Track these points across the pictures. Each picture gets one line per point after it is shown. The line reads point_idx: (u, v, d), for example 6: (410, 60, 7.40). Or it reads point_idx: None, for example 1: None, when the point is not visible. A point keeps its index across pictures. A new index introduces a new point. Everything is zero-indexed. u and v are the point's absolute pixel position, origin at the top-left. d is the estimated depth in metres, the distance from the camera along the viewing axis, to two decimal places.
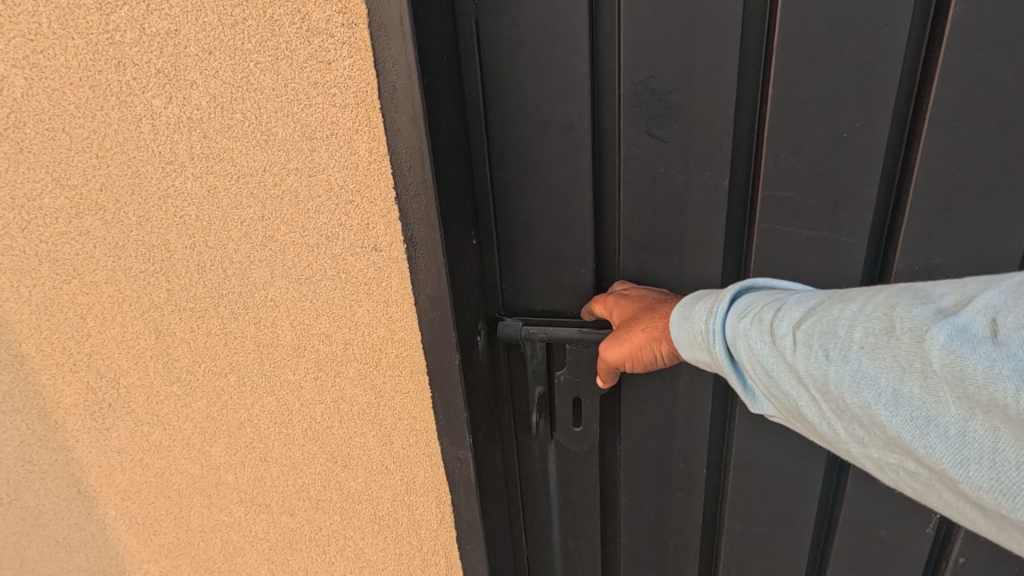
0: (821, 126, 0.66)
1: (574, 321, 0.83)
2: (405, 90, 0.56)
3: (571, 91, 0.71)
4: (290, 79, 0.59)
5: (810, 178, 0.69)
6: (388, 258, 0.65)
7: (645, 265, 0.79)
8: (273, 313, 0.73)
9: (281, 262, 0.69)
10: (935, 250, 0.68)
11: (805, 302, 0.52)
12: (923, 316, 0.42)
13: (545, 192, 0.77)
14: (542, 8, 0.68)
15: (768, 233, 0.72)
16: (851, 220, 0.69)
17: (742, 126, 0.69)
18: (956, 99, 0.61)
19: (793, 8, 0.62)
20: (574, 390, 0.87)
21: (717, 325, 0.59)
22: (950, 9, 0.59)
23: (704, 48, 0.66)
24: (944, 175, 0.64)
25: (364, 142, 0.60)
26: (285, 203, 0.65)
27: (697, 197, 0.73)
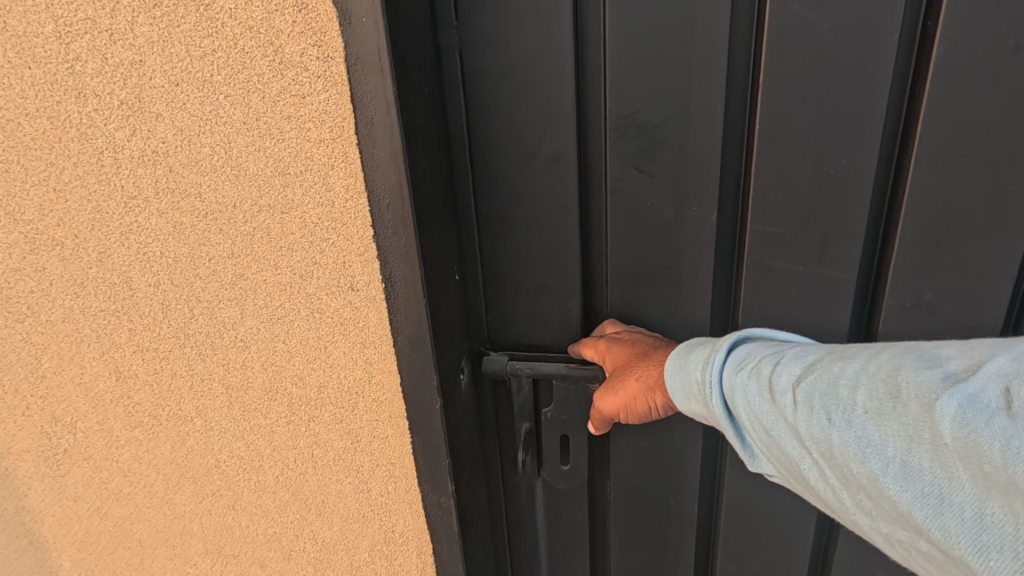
0: (814, 171, 0.65)
1: (560, 358, 0.84)
2: (383, 125, 0.54)
3: (558, 124, 0.70)
4: (262, 113, 0.57)
5: (799, 214, 0.67)
6: (366, 298, 0.64)
7: (631, 297, 0.78)
8: (243, 354, 0.71)
9: (252, 303, 0.68)
10: (924, 286, 0.67)
11: (804, 357, 0.52)
12: (930, 382, 0.40)
13: (533, 226, 0.76)
14: (530, 44, 0.67)
15: (757, 267, 0.71)
16: (840, 256, 0.68)
17: (729, 162, 0.68)
18: (944, 137, 0.60)
19: (778, 50, 0.61)
20: (561, 426, 0.89)
21: (714, 376, 0.59)
22: (934, 51, 0.57)
23: (697, 89, 0.64)
24: (933, 211, 0.63)
25: (341, 178, 0.58)
26: (256, 240, 0.64)
27: (685, 230, 0.72)
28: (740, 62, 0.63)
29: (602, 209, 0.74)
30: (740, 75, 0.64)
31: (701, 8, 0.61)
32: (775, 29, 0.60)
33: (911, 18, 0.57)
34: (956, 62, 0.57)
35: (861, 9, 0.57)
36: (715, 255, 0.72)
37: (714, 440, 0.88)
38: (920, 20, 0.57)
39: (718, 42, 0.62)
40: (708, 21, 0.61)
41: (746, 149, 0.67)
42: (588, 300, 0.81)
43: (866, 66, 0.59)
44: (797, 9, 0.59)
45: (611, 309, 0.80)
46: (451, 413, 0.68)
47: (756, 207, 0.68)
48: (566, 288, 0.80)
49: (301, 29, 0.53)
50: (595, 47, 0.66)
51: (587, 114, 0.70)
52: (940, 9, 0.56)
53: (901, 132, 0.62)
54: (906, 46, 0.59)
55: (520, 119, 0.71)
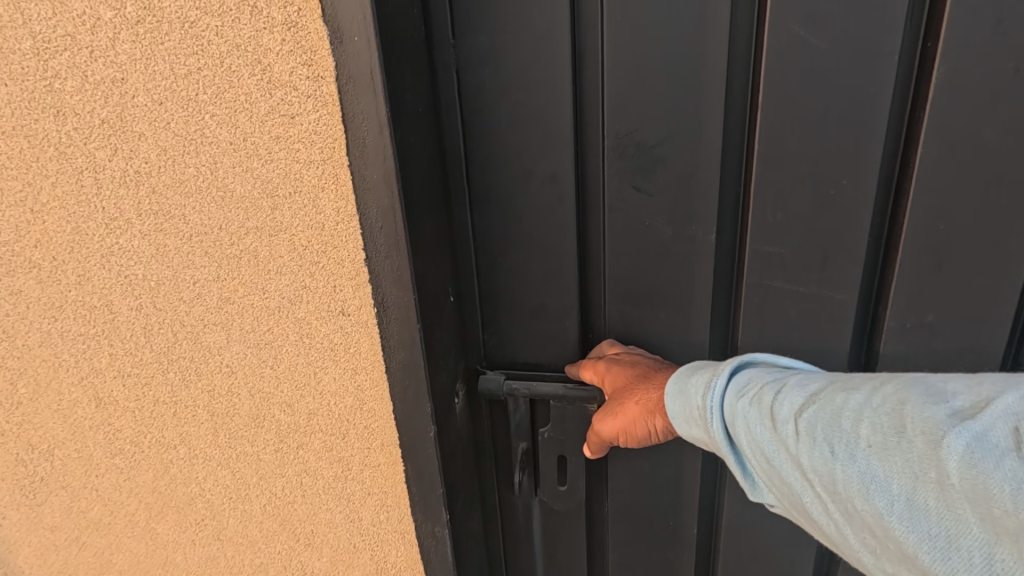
0: (812, 193, 0.64)
1: (558, 377, 0.82)
2: (375, 145, 0.53)
3: (555, 144, 0.69)
4: (249, 133, 0.56)
5: (799, 234, 0.66)
6: (358, 323, 0.62)
7: (630, 316, 0.76)
8: (229, 380, 0.70)
9: (238, 327, 0.66)
10: (925, 308, 0.66)
11: (806, 386, 0.53)
12: (937, 418, 0.42)
13: (529, 245, 0.75)
14: (526, 64, 0.66)
15: (756, 287, 0.70)
16: (840, 276, 0.67)
17: (728, 183, 0.67)
18: (944, 159, 0.60)
19: (776, 72, 0.60)
20: (558, 446, 0.87)
21: (714, 402, 0.59)
22: (933, 73, 0.57)
23: (695, 110, 0.64)
24: (934, 233, 0.63)
25: (332, 201, 0.57)
26: (243, 263, 0.62)
27: (683, 250, 0.71)
28: (738, 83, 0.63)
29: (600, 228, 0.73)
30: (738, 97, 0.63)
31: (698, 29, 0.61)
32: (773, 50, 0.59)
33: (910, 41, 0.57)
34: (956, 85, 0.57)
35: (859, 31, 0.57)
36: (715, 275, 0.71)
37: (713, 465, 0.86)
38: (918, 42, 0.57)
39: (715, 63, 0.61)
40: (706, 43, 0.61)
41: (744, 170, 0.66)
42: (585, 322, 0.80)
43: (865, 88, 0.59)
44: (795, 30, 0.58)
45: (609, 330, 0.78)
46: (445, 439, 0.67)
47: (756, 228, 0.67)
48: (562, 308, 0.78)
49: (290, 47, 0.52)
50: (592, 67, 0.66)
51: (584, 134, 0.69)
52: (939, 32, 0.56)
53: (902, 154, 0.62)
54: (905, 68, 0.58)
55: (515, 139, 0.70)
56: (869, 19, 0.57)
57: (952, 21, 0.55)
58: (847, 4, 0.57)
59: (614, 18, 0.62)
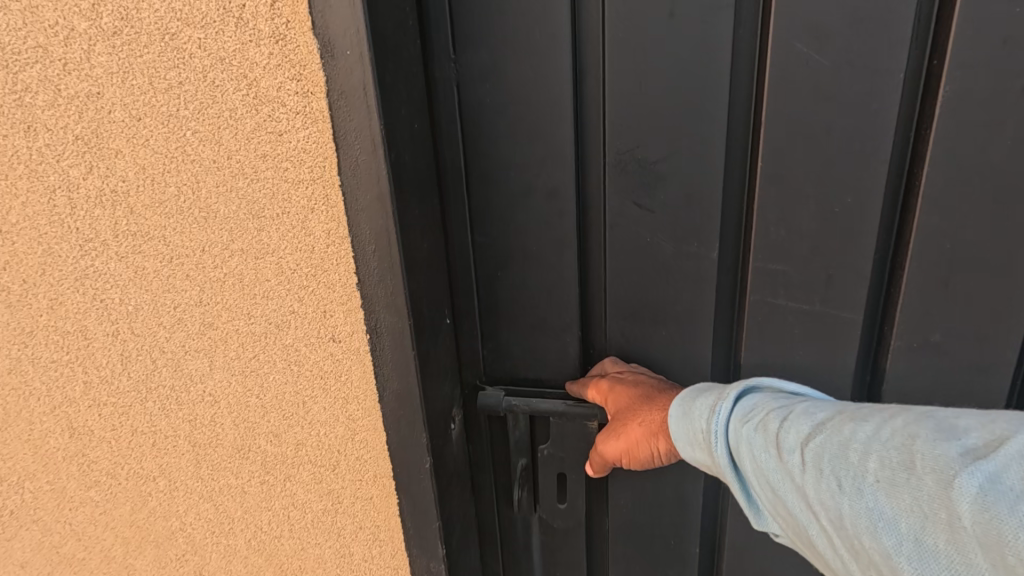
0: (815, 211, 0.63)
1: (557, 394, 0.81)
2: (367, 166, 0.52)
3: (554, 160, 0.68)
4: (234, 151, 0.55)
5: (803, 252, 0.65)
6: (350, 350, 0.61)
7: (631, 333, 0.75)
8: (212, 410, 0.68)
9: (222, 354, 0.65)
10: (932, 328, 0.64)
11: (813, 414, 0.52)
12: (948, 456, 0.41)
13: (527, 261, 0.74)
14: (525, 78, 0.66)
15: (760, 305, 0.68)
16: (845, 294, 0.65)
17: (731, 200, 0.66)
18: (950, 176, 0.58)
19: (779, 89, 0.59)
20: (558, 464, 0.86)
21: (719, 427, 0.58)
22: (939, 90, 0.56)
23: (697, 127, 0.63)
24: (941, 251, 0.61)
25: (322, 223, 0.56)
26: (228, 287, 0.61)
27: (685, 267, 0.69)
28: (740, 101, 0.62)
29: (600, 246, 0.72)
30: (740, 114, 0.62)
31: (699, 47, 0.60)
32: (776, 67, 0.59)
33: (915, 59, 0.56)
34: (962, 104, 0.56)
35: (863, 49, 0.56)
36: (717, 295, 0.70)
37: (715, 488, 0.84)
38: (923, 60, 0.56)
39: (717, 81, 0.61)
40: (707, 61, 0.60)
41: (747, 189, 0.65)
42: (584, 341, 0.78)
43: (869, 106, 0.58)
44: (798, 47, 0.57)
45: (610, 349, 0.77)
46: (440, 469, 0.65)
47: (760, 247, 0.66)
48: (562, 325, 0.77)
49: (277, 61, 0.51)
50: (592, 84, 0.65)
51: (584, 151, 0.68)
52: (945, 51, 0.55)
53: (907, 174, 0.60)
54: (910, 86, 0.57)
55: (512, 156, 0.69)
56: (873, 36, 0.56)
57: (957, 40, 0.54)
58: (850, 22, 0.56)
59: (614, 35, 0.61)
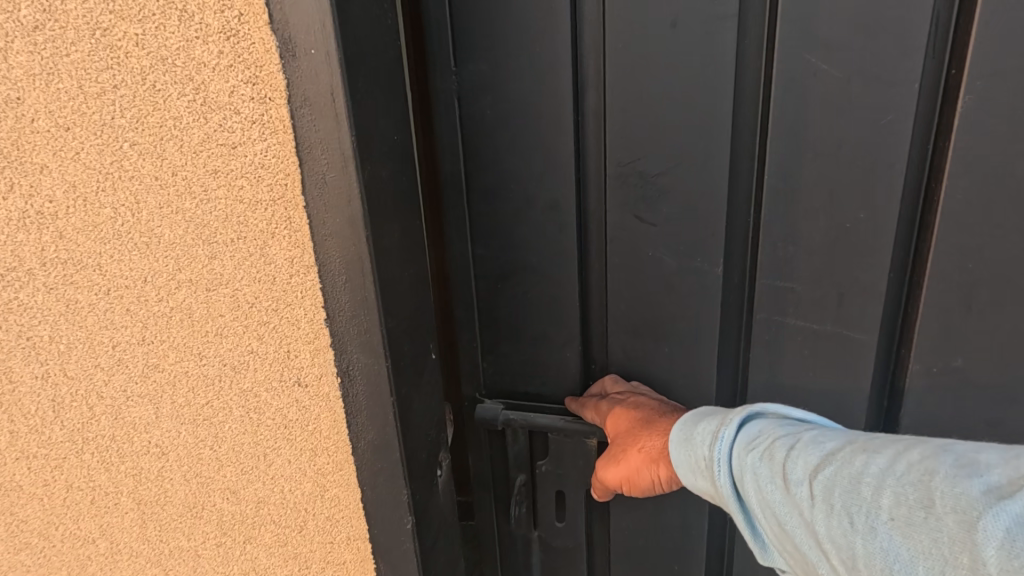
0: (824, 227, 0.60)
1: (555, 409, 0.78)
2: (336, 185, 0.46)
3: (555, 170, 0.66)
4: (179, 166, 0.51)
5: (811, 269, 0.62)
6: (317, 397, 0.58)
7: (632, 350, 0.72)
8: (159, 463, 0.65)
9: (169, 401, 0.61)
10: (953, 354, 0.61)
11: (822, 444, 0.50)
12: (970, 495, 0.38)
13: (526, 272, 0.71)
14: (525, 84, 0.63)
15: (766, 324, 0.65)
16: (859, 314, 0.62)
17: (737, 212, 0.62)
18: (971, 191, 0.55)
19: (785, 99, 0.57)
20: (555, 481, 0.83)
21: (722, 454, 0.55)
22: (958, 102, 0.53)
23: (699, 139, 0.60)
24: (961, 271, 0.58)
25: (284, 249, 0.53)
26: (175, 324, 0.57)
27: (688, 283, 0.66)
28: (747, 113, 0.59)
29: (600, 260, 0.69)
30: (748, 126, 0.59)
31: (704, 55, 0.57)
32: (782, 79, 0.56)
33: (933, 69, 0.53)
34: (985, 115, 0.53)
35: (878, 59, 0.53)
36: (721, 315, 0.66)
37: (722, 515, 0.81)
38: (942, 70, 0.53)
39: (723, 93, 0.58)
40: (711, 71, 0.57)
41: (752, 206, 0.62)
42: (582, 360, 0.75)
43: (881, 118, 0.55)
44: (808, 58, 0.55)
45: (612, 367, 0.74)
46: (424, 532, 0.60)
47: (766, 264, 0.63)
48: (562, 339, 0.74)
49: (229, 61, 0.47)
50: (592, 95, 0.62)
51: (583, 164, 0.66)
52: (964, 59, 0.52)
53: (927, 188, 0.57)
54: (928, 96, 0.54)
55: (507, 167, 0.67)
56: (889, 43, 0.53)
57: (979, 47, 0.51)
58: (864, 29, 0.53)
59: (613, 45, 0.59)
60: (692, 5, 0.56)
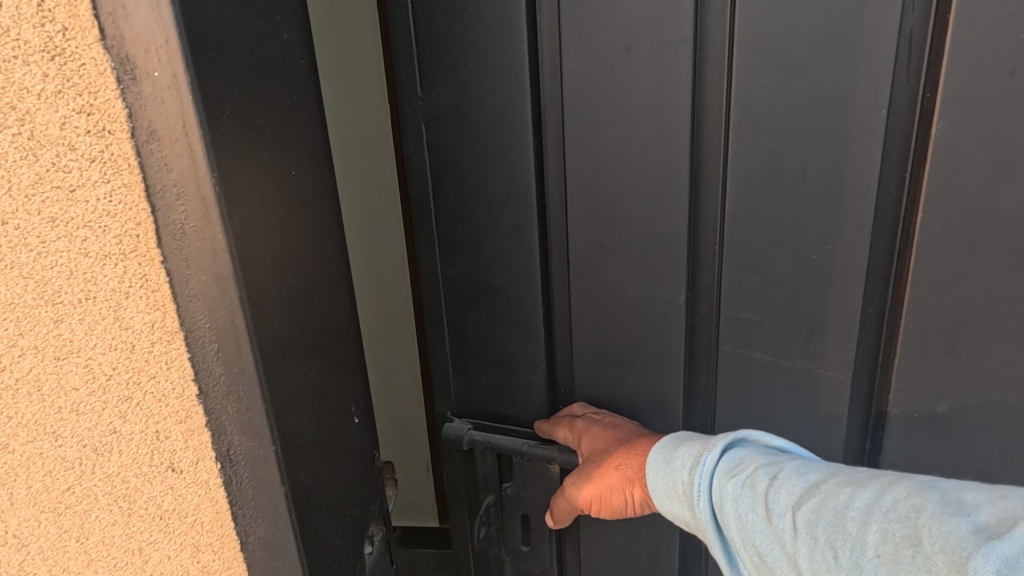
0: (789, 259, 0.53)
1: (522, 433, 0.72)
2: (196, 237, 0.36)
3: (516, 197, 0.61)
4: (7, 211, 0.38)
5: (779, 302, 0.54)
6: (194, 484, 0.46)
7: (598, 377, 0.66)
8: (18, 558, 0.50)
9: (24, 487, 0.46)
10: (937, 399, 0.53)
11: (804, 474, 0.48)
12: (959, 534, 0.37)
13: (491, 293, 0.67)
14: (489, 97, 0.58)
15: (733, 357, 0.58)
16: (831, 353, 0.54)
17: (702, 240, 0.56)
18: (949, 225, 0.48)
19: (743, 122, 0.50)
20: (521, 505, 0.78)
21: (702, 480, 0.53)
22: (932, 129, 0.46)
23: (656, 165, 0.54)
24: (945, 311, 0.50)
25: (142, 311, 0.40)
26: (21, 398, 0.43)
27: (650, 314, 0.60)
28: (712, 142, 0.52)
29: (563, 287, 0.64)
30: (712, 154, 0.53)
31: (661, 80, 0.51)
32: (739, 105, 0.50)
33: (908, 91, 0.46)
34: (960, 144, 0.45)
35: (841, 81, 0.46)
36: (685, 350, 0.60)
37: (695, 555, 0.74)
38: (917, 92, 0.46)
39: (679, 120, 0.52)
40: (667, 95, 0.52)
41: (717, 236, 0.55)
42: (547, 390, 0.70)
43: (846, 147, 0.48)
44: (764, 84, 0.48)
45: (576, 398, 0.69)
46: None
47: (730, 298, 0.56)
48: (525, 367, 0.69)
49: (56, 87, 0.35)
50: (553, 122, 0.58)
51: (544, 189, 0.60)
52: (940, 82, 0.45)
53: (903, 220, 0.49)
54: (901, 123, 0.47)
55: (469, 188, 0.63)
56: (854, 63, 0.46)
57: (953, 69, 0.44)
58: (824, 50, 0.46)
59: (571, 74, 0.54)
60: (646, 24, 0.50)
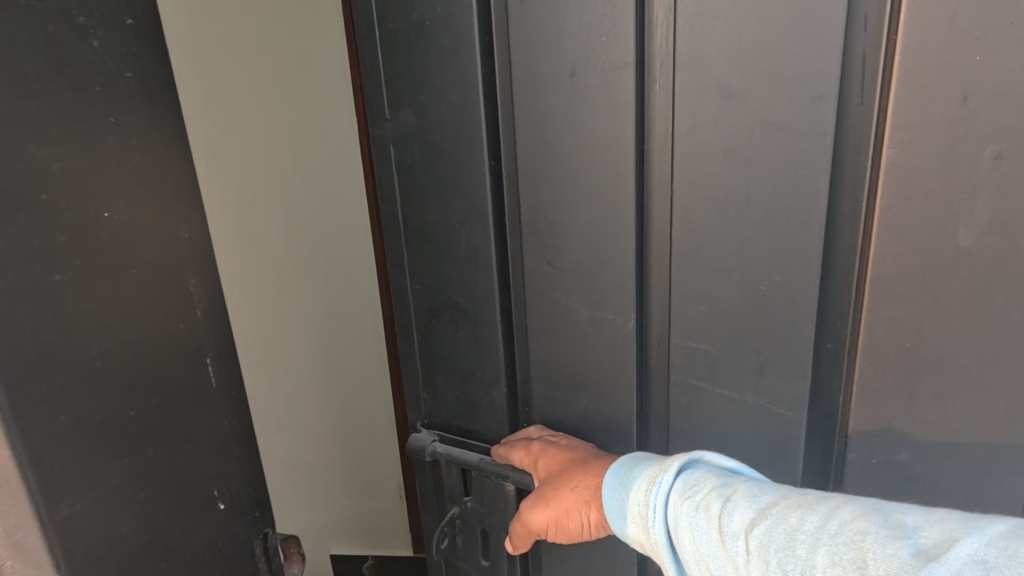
0: (735, 287, 0.50)
1: (481, 448, 0.70)
2: None
3: (472, 215, 0.60)
4: None
5: (726, 333, 0.52)
6: None
7: (552, 396, 0.64)
8: None
9: None
10: (894, 444, 0.48)
11: (757, 495, 0.46)
12: (901, 557, 0.36)
13: (451, 308, 0.66)
14: (444, 112, 0.58)
15: (682, 387, 0.56)
16: (781, 390, 0.51)
17: (651, 263, 0.54)
18: (903, 259, 0.44)
19: (688, 144, 0.48)
20: (480, 520, 0.75)
21: (658, 500, 0.49)
22: (881, 156, 0.42)
23: (604, 185, 0.53)
24: (900, 354, 0.46)
25: None
26: None
27: (602, 337, 0.58)
28: (660, 163, 0.50)
29: (521, 305, 0.63)
30: (659, 175, 0.51)
31: (606, 103, 0.50)
32: (684, 128, 0.48)
33: (860, 116, 0.43)
34: (910, 172, 0.42)
35: (784, 107, 0.44)
36: (638, 377, 0.58)
37: None
38: (870, 117, 0.42)
39: (625, 142, 0.50)
40: (611, 118, 0.50)
41: (666, 258, 0.53)
42: (508, 409, 0.67)
43: (792, 174, 0.45)
44: (706, 109, 0.47)
45: (536, 420, 0.68)
46: None
47: (679, 323, 0.54)
48: (484, 386, 0.67)
49: None
50: (507, 143, 0.57)
51: (502, 209, 0.60)
52: (890, 107, 0.41)
53: (858, 252, 0.45)
54: (852, 149, 0.43)
55: (433, 204, 0.63)
56: (797, 87, 0.43)
57: (902, 95, 0.40)
58: (765, 73, 0.44)
59: (520, 96, 0.54)
60: (587, 49, 0.50)
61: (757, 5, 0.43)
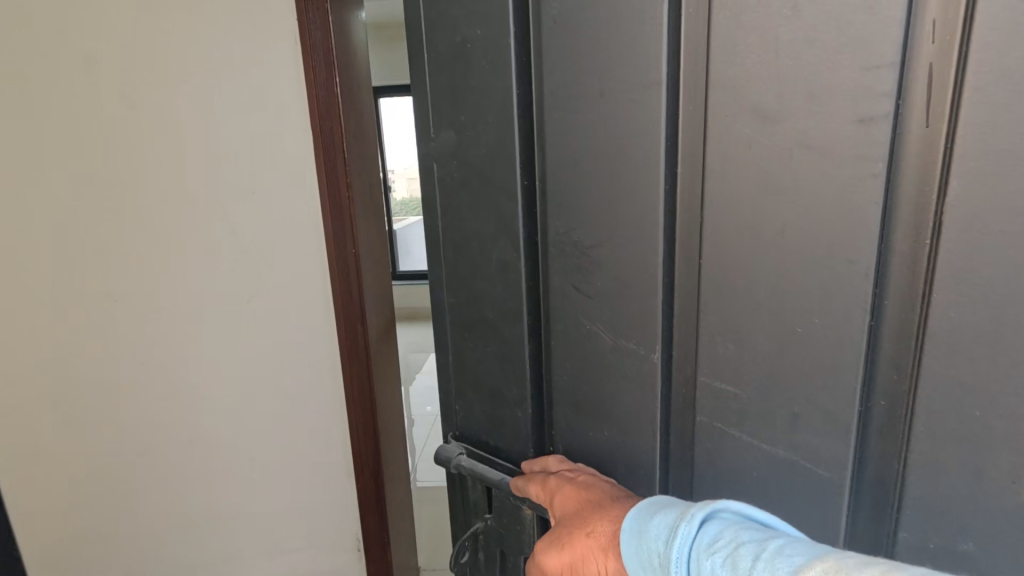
0: (770, 324, 0.46)
1: (504, 467, 0.68)
2: None
3: (503, 234, 0.59)
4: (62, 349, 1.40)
5: (755, 373, 0.48)
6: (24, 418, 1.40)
7: (575, 425, 0.61)
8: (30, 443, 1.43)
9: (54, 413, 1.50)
10: (954, 519, 0.41)
11: (791, 558, 0.41)
12: None
13: (480, 325, 0.65)
14: (480, 131, 0.58)
15: (707, 428, 0.52)
16: (815, 440, 0.46)
17: (679, 292, 0.50)
18: (973, 309, 0.37)
19: (720, 168, 0.45)
20: (498, 541, 0.72)
21: (680, 553, 0.45)
22: (948, 187, 0.37)
23: (630, 211, 0.50)
24: (962, 416, 0.39)
25: None
26: None
27: (626, 366, 0.55)
28: (692, 187, 0.47)
29: (549, 326, 0.60)
30: (690, 200, 0.48)
31: (630, 124, 0.48)
32: (716, 151, 0.45)
33: (924, 146, 0.37)
34: (985, 207, 0.35)
35: (830, 131, 0.39)
36: (662, 414, 0.55)
37: None
38: (935, 144, 0.37)
39: (653, 164, 0.48)
40: (638, 138, 0.48)
41: (694, 288, 0.49)
42: (533, 432, 0.65)
43: (841, 204, 0.40)
44: (739, 131, 0.43)
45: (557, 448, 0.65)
46: None
47: (707, 360, 0.50)
48: (511, 407, 0.66)
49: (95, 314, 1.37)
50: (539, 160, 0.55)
51: (533, 228, 0.58)
52: (963, 132, 0.35)
53: (921, 298, 0.39)
54: (912, 178, 0.38)
55: (466, 221, 0.62)
56: (847, 110, 0.39)
57: (977, 119, 0.35)
58: (809, 94, 0.40)
59: (548, 116, 0.53)
60: (614, 70, 0.48)
61: (797, 19, 0.39)
